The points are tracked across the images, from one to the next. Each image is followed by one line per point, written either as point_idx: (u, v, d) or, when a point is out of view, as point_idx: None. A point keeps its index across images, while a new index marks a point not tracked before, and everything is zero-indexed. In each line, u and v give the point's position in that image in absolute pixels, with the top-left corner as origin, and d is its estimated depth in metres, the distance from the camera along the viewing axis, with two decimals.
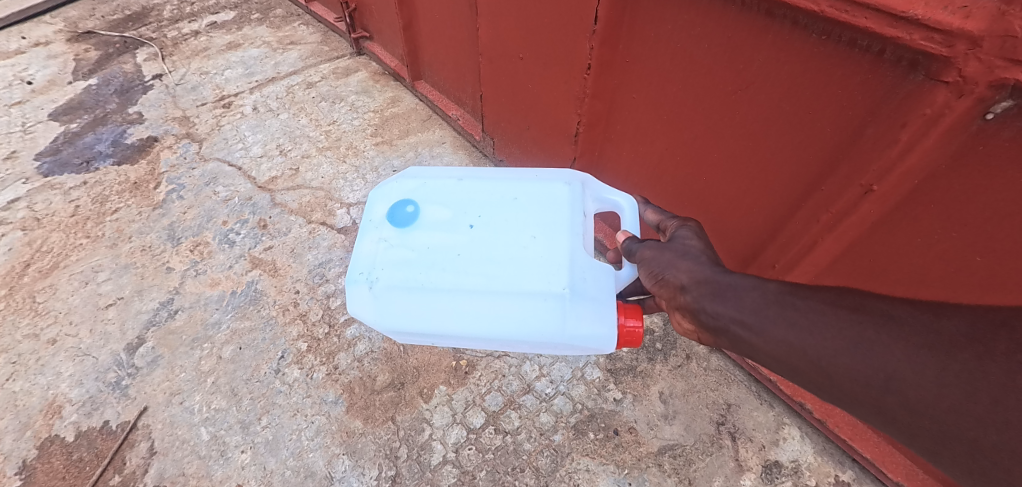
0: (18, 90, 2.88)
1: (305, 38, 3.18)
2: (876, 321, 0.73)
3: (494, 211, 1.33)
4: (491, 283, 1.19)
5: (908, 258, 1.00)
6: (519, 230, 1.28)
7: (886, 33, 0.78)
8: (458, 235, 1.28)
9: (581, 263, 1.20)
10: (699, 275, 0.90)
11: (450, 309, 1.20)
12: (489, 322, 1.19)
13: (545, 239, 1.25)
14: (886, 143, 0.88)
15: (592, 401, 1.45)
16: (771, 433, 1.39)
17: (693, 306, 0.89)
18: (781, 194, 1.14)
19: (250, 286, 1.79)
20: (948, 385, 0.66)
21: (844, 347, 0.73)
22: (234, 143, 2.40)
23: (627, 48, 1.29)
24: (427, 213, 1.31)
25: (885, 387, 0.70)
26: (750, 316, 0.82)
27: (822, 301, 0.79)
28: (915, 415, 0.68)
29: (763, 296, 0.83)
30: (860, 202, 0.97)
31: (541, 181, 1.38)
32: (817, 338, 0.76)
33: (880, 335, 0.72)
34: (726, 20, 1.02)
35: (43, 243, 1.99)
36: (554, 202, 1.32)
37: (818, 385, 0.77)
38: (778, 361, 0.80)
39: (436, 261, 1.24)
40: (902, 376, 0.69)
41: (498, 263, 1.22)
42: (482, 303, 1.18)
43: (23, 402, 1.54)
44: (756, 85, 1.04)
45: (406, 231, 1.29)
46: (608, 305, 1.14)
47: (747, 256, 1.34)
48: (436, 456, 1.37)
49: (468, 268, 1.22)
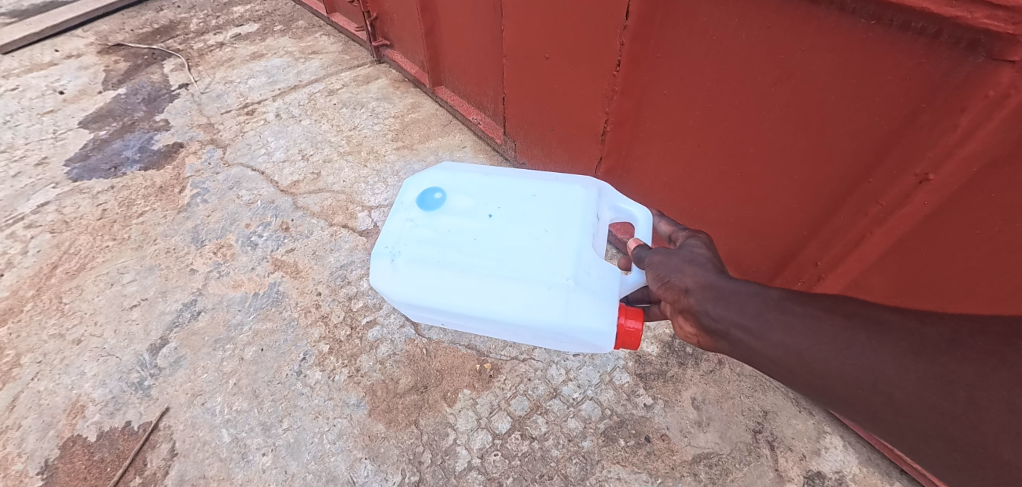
0: (51, 99, 2.97)
1: (327, 48, 3.23)
2: (868, 327, 0.75)
3: (514, 206, 1.31)
4: (499, 267, 1.17)
5: (963, 252, 0.96)
6: (535, 224, 1.26)
7: (945, 13, 0.76)
8: (477, 222, 1.28)
9: (589, 259, 1.16)
10: (704, 280, 0.91)
11: (455, 286, 1.17)
12: (489, 304, 1.15)
13: (557, 235, 1.22)
14: (942, 129, 0.85)
15: (622, 407, 1.40)
16: (811, 442, 1.32)
17: (695, 309, 0.89)
18: (823, 188, 1.10)
19: (273, 288, 1.79)
20: (929, 387, 0.68)
21: (838, 350, 0.75)
22: (258, 149, 2.43)
23: (659, 44, 1.27)
24: (453, 200, 1.33)
25: (873, 388, 0.72)
26: (751, 320, 0.83)
27: (819, 308, 0.80)
28: (899, 415, 0.70)
29: (764, 302, 0.84)
30: (913, 192, 0.93)
31: (561, 183, 1.36)
32: (813, 341, 0.76)
33: (870, 339, 0.73)
34: (766, 9, 0.99)
35: (71, 245, 2.02)
36: (571, 203, 1.29)
37: (811, 387, 0.77)
38: (775, 363, 0.80)
39: (453, 243, 1.24)
40: (890, 378, 0.70)
41: (509, 251, 1.21)
42: (487, 284, 1.15)
43: (47, 401, 1.54)
44: (798, 75, 1.01)
45: (432, 213, 1.30)
46: (610, 302, 1.09)
47: (786, 254, 1.30)
48: (461, 461, 1.32)
49: (481, 252, 1.21)
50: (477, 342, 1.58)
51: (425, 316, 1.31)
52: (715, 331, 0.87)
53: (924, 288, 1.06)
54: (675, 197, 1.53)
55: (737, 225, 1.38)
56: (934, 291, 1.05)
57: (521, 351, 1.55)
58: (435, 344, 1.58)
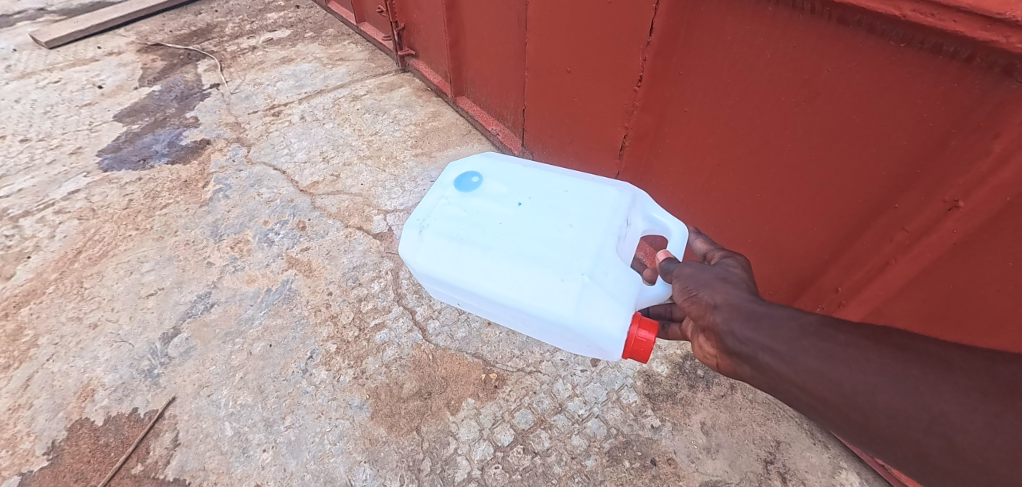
0: (90, 93, 3.09)
1: (354, 55, 3.32)
2: (922, 362, 0.71)
3: (547, 198, 1.31)
4: (518, 252, 1.18)
5: (998, 284, 0.91)
6: (562, 217, 1.25)
7: (978, 38, 0.74)
8: (506, 207, 1.28)
9: (609, 258, 1.14)
10: (733, 299, 0.89)
11: (473, 264, 1.19)
12: (502, 287, 1.15)
13: (582, 231, 1.20)
14: (976, 155, 0.83)
15: (627, 427, 1.37)
16: (826, 477, 1.26)
17: (720, 328, 0.88)
18: (848, 211, 1.08)
19: (285, 285, 1.81)
20: (1000, 433, 0.62)
21: (885, 383, 0.71)
22: (281, 149, 2.48)
23: (681, 61, 1.27)
24: (488, 183, 1.34)
25: (927, 428, 0.67)
26: (782, 344, 0.80)
27: (865, 338, 0.76)
28: (960, 462, 0.64)
29: (800, 327, 0.81)
30: (943, 219, 0.90)
31: (594, 182, 1.35)
32: (855, 372, 0.73)
33: (927, 374, 0.69)
34: (793, 28, 0.99)
35: (96, 232, 2.08)
36: (601, 202, 1.28)
37: (850, 422, 0.73)
38: (807, 393, 0.77)
39: (478, 224, 1.25)
40: (949, 419, 0.66)
41: (532, 239, 1.20)
42: (503, 267, 1.16)
43: (59, 383, 1.56)
44: (823, 96, 1.00)
45: (466, 193, 1.32)
46: (625, 307, 1.07)
47: (805, 278, 1.26)
48: (460, 472, 1.30)
49: (504, 235, 1.22)
50: (484, 351, 1.56)
51: (442, 292, 1.33)
52: (740, 353, 0.85)
53: (953, 321, 1.01)
54: (691, 214, 1.51)
55: (755, 246, 1.36)
56: (964, 327, 1.01)
57: (528, 363, 1.53)
58: (441, 350, 1.57)
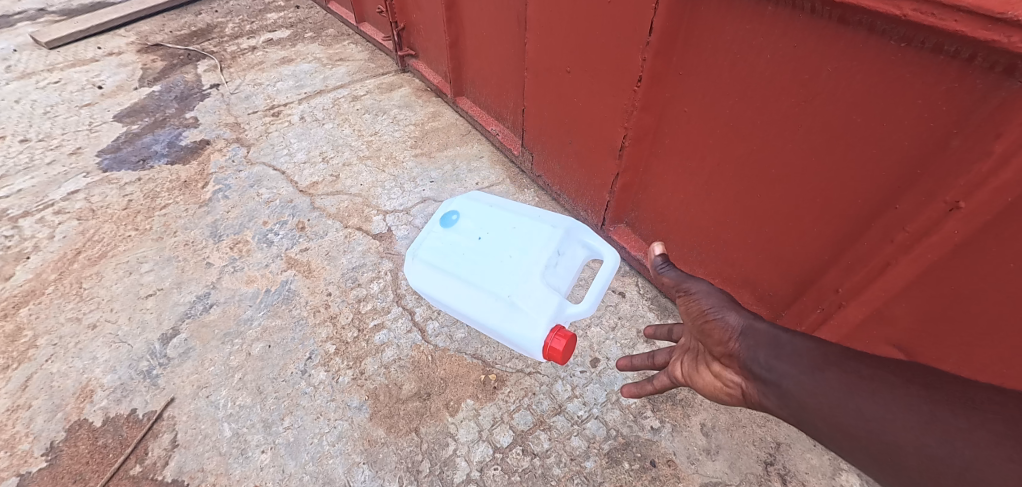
0: (90, 93, 3.09)
1: (354, 55, 3.32)
2: (955, 403, 0.68)
3: (509, 228, 1.47)
4: (474, 280, 1.36)
5: (1000, 285, 0.90)
6: (515, 246, 1.41)
7: (979, 37, 0.73)
8: (471, 240, 1.46)
9: (542, 285, 1.31)
10: (756, 326, 0.92)
11: (441, 284, 1.41)
12: (461, 306, 1.36)
13: (527, 258, 1.37)
14: (977, 155, 0.82)
15: (627, 428, 1.36)
16: (826, 479, 1.26)
17: (744, 354, 0.90)
18: (848, 212, 1.07)
19: (284, 285, 1.80)
20: None
21: (912, 423, 0.69)
22: (280, 149, 2.48)
23: (681, 61, 1.27)
24: (460, 218, 1.52)
25: (957, 475, 0.63)
26: (805, 373, 0.81)
27: (893, 374, 0.75)
28: None
29: (822, 356, 0.82)
30: (944, 219, 0.90)
31: (549, 217, 1.51)
32: (878, 408, 0.72)
33: (958, 416, 0.66)
34: (793, 28, 0.99)
35: (95, 233, 2.08)
36: (549, 234, 1.43)
37: (876, 461, 0.71)
38: (830, 426, 0.76)
39: (448, 254, 1.45)
40: (980, 467, 0.62)
41: (487, 267, 1.38)
42: (461, 291, 1.37)
43: (58, 384, 1.56)
44: (823, 96, 1.00)
45: (442, 226, 1.50)
46: (545, 323, 1.24)
47: (806, 279, 1.26)
48: (459, 473, 1.29)
49: (465, 264, 1.40)
50: (484, 352, 1.56)
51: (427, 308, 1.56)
52: (765, 381, 0.86)
53: (956, 322, 1.00)
54: (691, 215, 1.50)
55: (755, 247, 1.35)
56: (966, 327, 1.00)
57: (528, 364, 1.52)
58: (441, 351, 1.57)
